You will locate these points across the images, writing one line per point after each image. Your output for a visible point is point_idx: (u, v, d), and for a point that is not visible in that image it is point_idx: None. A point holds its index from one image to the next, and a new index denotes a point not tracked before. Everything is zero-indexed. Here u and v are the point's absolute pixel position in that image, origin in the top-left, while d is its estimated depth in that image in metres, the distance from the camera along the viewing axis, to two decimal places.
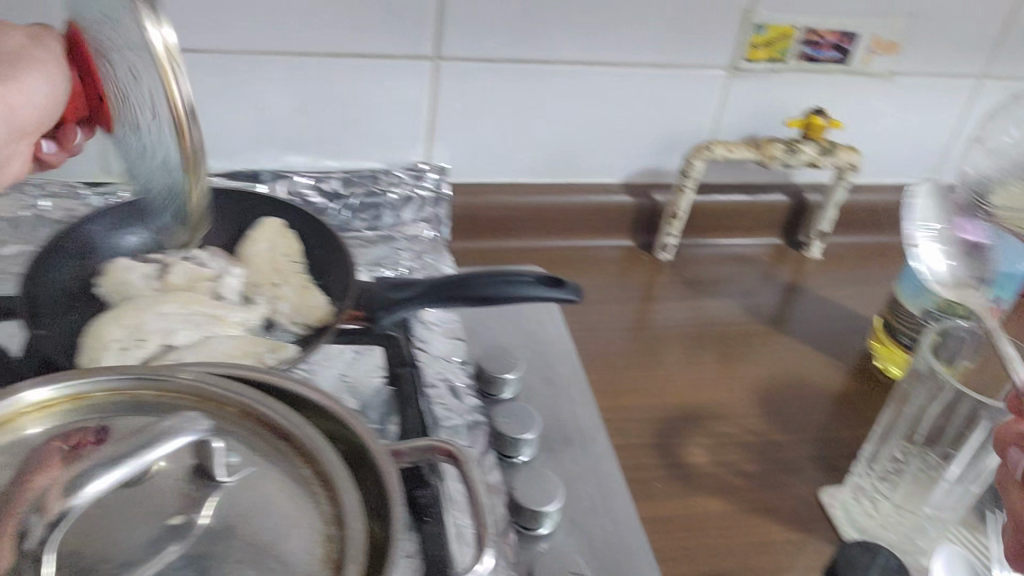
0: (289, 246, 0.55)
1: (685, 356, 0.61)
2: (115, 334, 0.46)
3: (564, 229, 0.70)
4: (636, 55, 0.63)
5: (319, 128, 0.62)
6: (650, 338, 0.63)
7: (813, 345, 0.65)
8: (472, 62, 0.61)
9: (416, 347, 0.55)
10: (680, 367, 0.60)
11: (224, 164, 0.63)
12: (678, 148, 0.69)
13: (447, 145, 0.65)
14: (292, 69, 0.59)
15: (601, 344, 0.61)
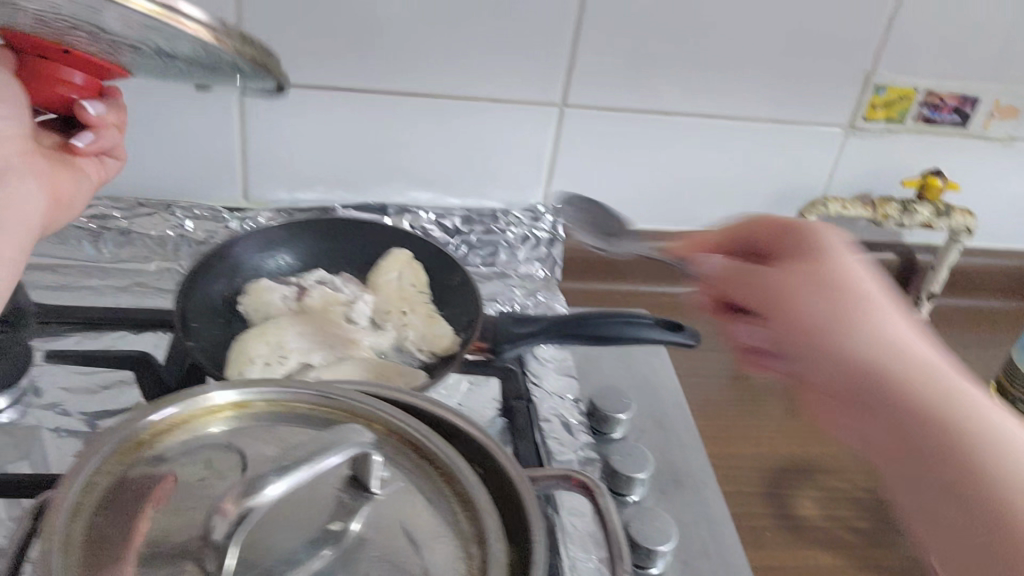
0: (416, 276, 0.57)
1: (791, 408, 0.62)
2: (259, 351, 0.49)
3: (671, 275, 0.71)
4: (755, 109, 0.65)
5: (444, 167, 0.65)
6: (756, 389, 0.63)
7: None
8: (596, 110, 0.63)
9: (529, 380, 0.56)
10: (787, 419, 0.61)
11: (352, 196, 0.66)
12: (788, 202, 0.70)
13: (564, 188, 0.67)
14: (425, 110, 0.62)
15: (706, 391, 0.62)
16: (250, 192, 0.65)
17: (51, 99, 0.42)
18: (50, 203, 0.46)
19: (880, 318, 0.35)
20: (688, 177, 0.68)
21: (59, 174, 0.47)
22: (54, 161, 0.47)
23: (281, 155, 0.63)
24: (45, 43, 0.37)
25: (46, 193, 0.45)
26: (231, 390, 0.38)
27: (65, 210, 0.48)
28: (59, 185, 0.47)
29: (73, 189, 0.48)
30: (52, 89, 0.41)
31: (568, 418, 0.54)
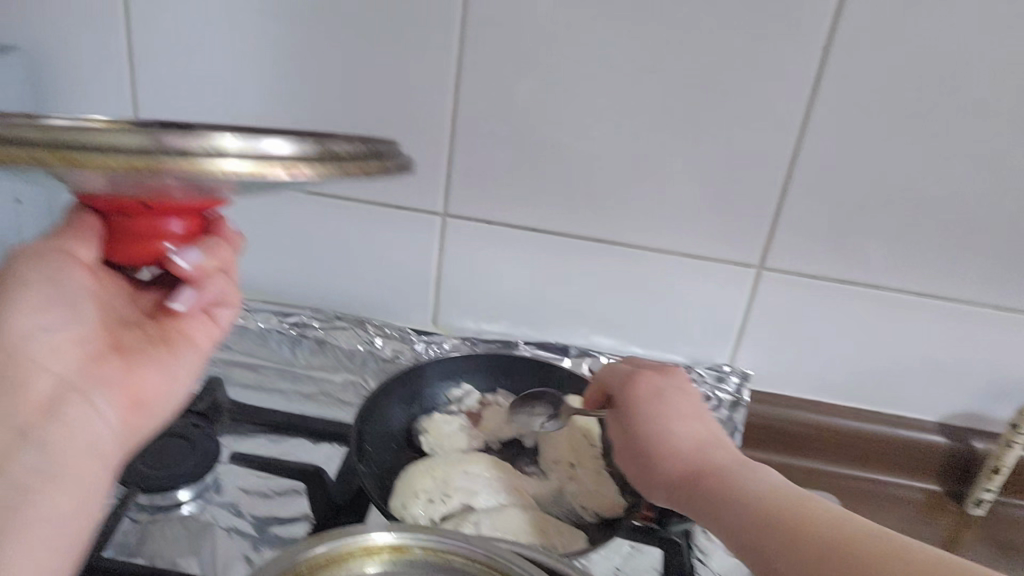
0: (587, 425, 0.56)
1: None
2: (425, 485, 0.49)
3: (863, 459, 0.65)
4: (976, 294, 0.60)
5: (631, 316, 0.64)
6: None
7: None
8: (798, 277, 0.61)
9: (697, 555, 0.53)
10: None
11: (536, 333, 0.66)
12: (1008, 397, 0.63)
13: (753, 352, 0.65)
14: (620, 258, 0.62)
15: None
16: (439, 318, 0.67)
17: (144, 257, 0.37)
18: (130, 404, 0.39)
19: (742, 476, 0.39)
20: (891, 359, 0.63)
21: (140, 368, 0.40)
22: (147, 342, 0.41)
23: (473, 287, 0.65)
24: (125, 203, 0.34)
25: (124, 394, 0.39)
26: (390, 531, 0.38)
27: (155, 410, 0.40)
28: (140, 380, 0.40)
29: (172, 370, 0.42)
30: (147, 246, 0.37)
31: None
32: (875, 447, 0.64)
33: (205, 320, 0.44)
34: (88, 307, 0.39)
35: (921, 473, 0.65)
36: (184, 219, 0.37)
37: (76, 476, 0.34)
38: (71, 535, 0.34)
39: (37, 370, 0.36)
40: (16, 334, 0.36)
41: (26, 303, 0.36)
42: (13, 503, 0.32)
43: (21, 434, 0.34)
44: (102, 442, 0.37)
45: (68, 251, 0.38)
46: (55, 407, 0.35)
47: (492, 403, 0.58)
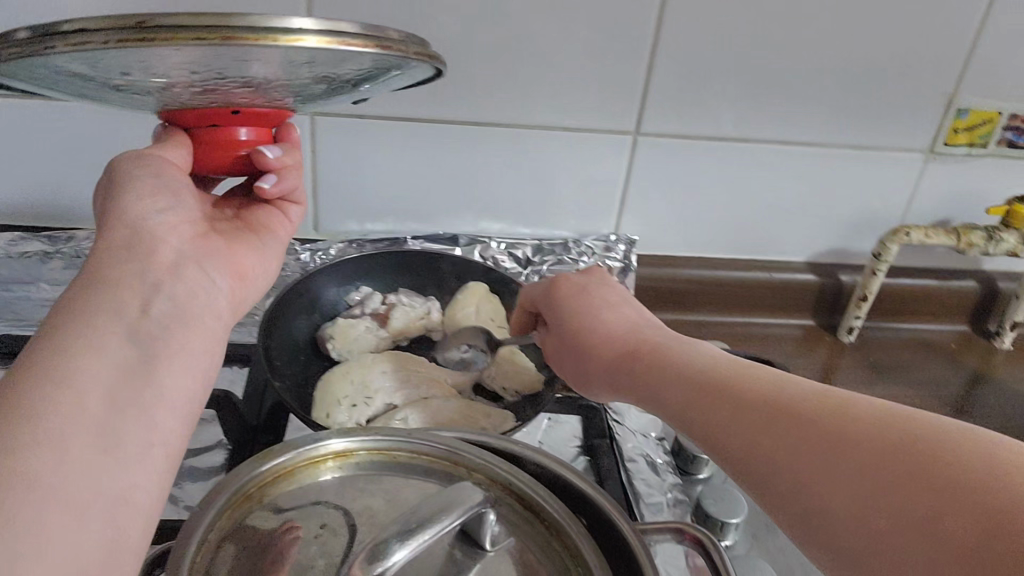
0: (494, 309, 0.56)
1: None
2: (346, 391, 0.48)
3: (745, 307, 0.69)
4: (834, 136, 0.63)
5: (517, 198, 0.64)
6: None
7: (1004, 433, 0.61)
8: (675, 139, 0.62)
9: (612, 417, 0.55)
10: None
11: (423, 226, 0.65)
12: (867, 230, 0.69)
13: (637, 219, 0.66)
14: (499, 142, 0.61)
15: None
16: (321, 224, 0.64)
17: (229, 161, 0.43)
18: (236, 276, 0.43)
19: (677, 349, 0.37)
20: (764, 208, 0.67)
21: (240, 248, 0.44)
22: (241, 232, 0.46)
23: (352, 187, 0.62)
24: (213, 109, 0.39)
25: (231, 268, 0.43)
26: (336, 437, 0.38)
27: (256, 284, 0.45)
28: (243, 256, 0.44)
29: (264, 252, 0.46)
30: (226, 152, 0.42)
31: (654, 456, 0.52)
32: (757, 294, 0.69)
33: (279, 218, 0.49)
34: (189, 199, 0.43)
35: (797, 311, 0.70)
36: (260, 131, 0.42)
37: (199, 328, 0.37)
38: (203, 374, 0.35)
39: (157, 242, 0.38)
40: (135, 213, 0.39)
41: (137, 191, 0.40)
42: (160, 343, 0.33)
43: (154, 291, 0.35)
44: (215, 311, 0.39)
45: (166, 158, 0.42)
46: (177, 274, 0.38)
47: (394, 301, 0.56)
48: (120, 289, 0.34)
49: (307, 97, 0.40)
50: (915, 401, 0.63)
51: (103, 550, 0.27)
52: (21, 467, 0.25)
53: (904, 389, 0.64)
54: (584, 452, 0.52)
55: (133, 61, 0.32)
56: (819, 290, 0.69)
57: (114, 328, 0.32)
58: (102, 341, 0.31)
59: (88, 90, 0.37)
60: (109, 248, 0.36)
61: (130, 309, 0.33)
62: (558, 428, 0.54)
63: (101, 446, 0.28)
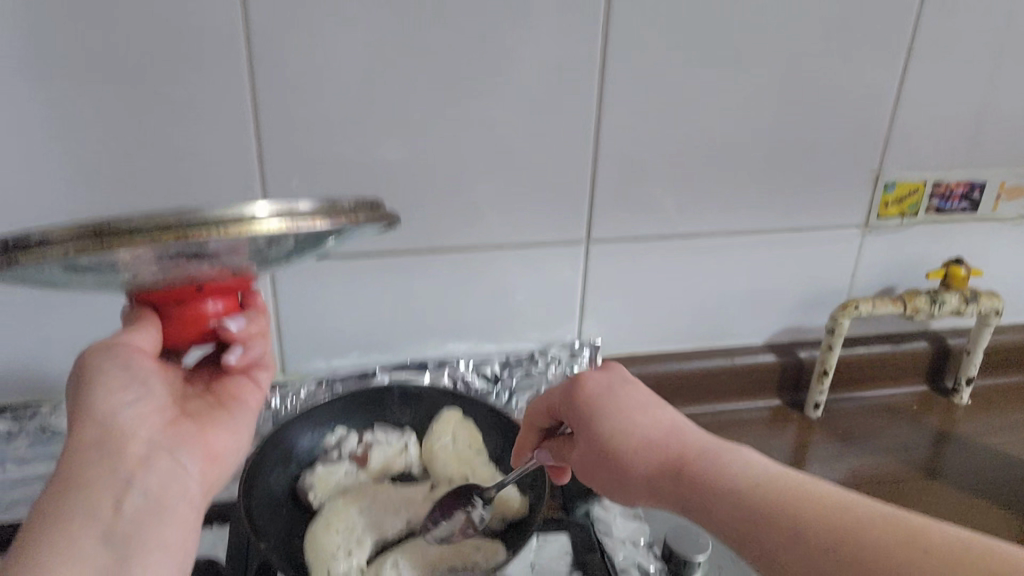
0: (470, 436, 0.57)
1: None
2: (334, 541, 0.48)
3: (713, 394, 0.71)
4: (776, 224, 0.66)
5: (480, 317, 0.65)
6: None
7: (975, 491, 0.62)
8: (625, 244, 0.64)
9: (599, 528, 0.55)
10: None
11: (388, 356, 0.66)
12: (818, 306, 0.71)
13: (597, 322, 0.68)
14: (456, 265, 0.62)
15: None
16: (287, 366, 0.64)
17: (198, 335, 0.43)
18: (208, 459, 0.44)
19: (722, 462, 0.38)
20: (719, 297, 0.69)
21: (212, 429, 0.45)
22: (211, 406, 0.47)
23: (315, 327, 0.63)
24: (176, 288, 0.40)
25: (202, 450, 0.44)
26: None
27: (227, 462, 0.45)
28: (214, 439, 0.45)
29: (234, 426, 0.47)
30: (194, 325, 0.43)
31: (646, 565, 0.53)
32: (722, 381, 0.70)
33: (251, 385, 0.50)
34: (155, 382, 0.44)
35: (763, 391, 0.72)
36: (228, 301, 0.43)
37: (173, 512, 0.40)
38: (177, 561, 0.39)
39: (130, 437, 0.40)
40: (108, 410, 0.40)
41: (106, 384, 0.41)
42: (133, 539, 0.37)
43: (128, 487, 0.39)
44: (191, 493, 0.42)
45: (131, 343, 0.43)
46: (151, 463, 0.40)
47: (370, 440, 0.56)
48: (94, 492, 0.37)
49: (277, 266, 0.43)
50: (888, 467, 0.65)
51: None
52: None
53: (875, 456, 0.66)
54: (576, 567, 0.51)
55: (96, 260, 0.33)
56: (781, 370, 0.71)
57: (90, 535, 0.36)
58: (77, 554, 0.35)
59: (51, 280, 0.38)
60: (84, 448, 0.39)
61: (102, 512, 0.37)
62: (547, 546, 0.53)
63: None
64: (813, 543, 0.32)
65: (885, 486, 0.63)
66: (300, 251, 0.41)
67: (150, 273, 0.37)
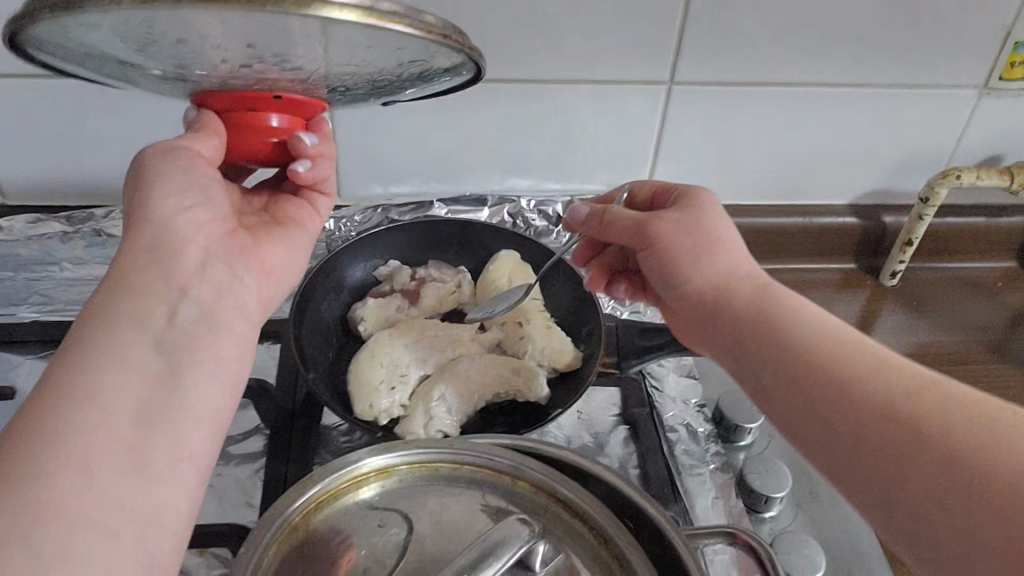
0: (528, 281, 0.55)
1: None
2: (378, 374, 0.48)
3: (781, 252, 0.68)
4: (882, 77, 0.59)
5: (545, 154, 0.62)
6: None
7: None
8: (710, 86, 0.58)
9: (651, 385, 0.54)
10: None
11: (448, 187, 0.63)
12: (911, 169, 0.66)
13: (669, 169, 0.64)
14: (525, 96, 0.58)
15: None
16: (343, 191, 0.62)
17: (263, 148, 0.38)
18: (262, 272, 0.40)
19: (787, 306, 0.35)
20: (804, 153, 0.64)
21: (268, 243, 0.42)
22: (268, 224, 0.44)
23: (374, 152, 0.60)
24: (248, 93, 0.35)
25: (256, 264, 0.40)
26: (374, 454, 0.38)
27: (284, 278, 0.42)
28: (273, 255, 0.42)
29: (294, 246, 0.44)
30: (257, 138, 0.37)
31: (694, 424, 0.51)
32: (792, 239, 0.67)
33: (307, 208, 0.47)
34: (216, 191, 0.39)
35: (836, 254, 0.68)
36: (296, 119, 0.38)
37: (227, 325, 0.36)
38: (232, 379, 0.34)
39: (184, 244, 0.36)
40: (161, 216, 0.36)
41: (160, 190, 0.37)
42: (186, 351, 0.32)
43: (180, 296, 0.34)
44: (246, 309, 0.38)
45: (191, 147, 0.37)
46: (205, 273, 0.36)
47: (424, 275, 0.56)
48: (145, 299, 0.32)
49: (350, 93, 0.38)
50: (956, 344, 0.62)
51: (134, 559, 0.27)
52: (48, 496, 0.25)
53: (945, 332, 0.63)
54: (622, 422, 0.51)
55: (173, 32, 0.28)
56: (860, 234, 0.67)
57: (140, 339, 0.31)
58: (125, 359, 0.30)
59: (116, 71, 0.35)
60: (134, 251, 0.34)
61: (156, 320, 0.32)
62: (596, 397, 0.53)
63: (124, 464, 0.28)
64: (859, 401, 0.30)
65: (949, 364, 0.60)
66: (369, 83, 0.37)
67: (217, 75, 0.33)
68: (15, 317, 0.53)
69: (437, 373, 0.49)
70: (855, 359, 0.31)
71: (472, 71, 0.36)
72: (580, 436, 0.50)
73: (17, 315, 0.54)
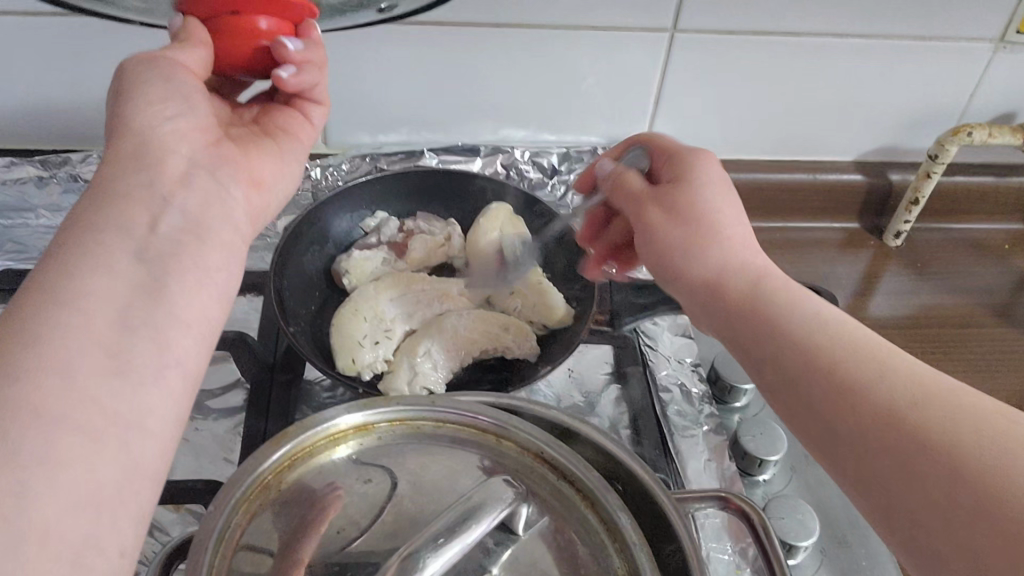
0: (519, 233, 0.53)
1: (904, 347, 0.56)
2: (362, 331, 0.47)
3: (784, 211, 0.66)
4: (894, 28, 0.57)
5: (541, 103, 0.60)
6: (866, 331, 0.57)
7: None
8: (714, 35, 0.56)
9: (645, 343, 0.52)
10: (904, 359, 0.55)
11: (439, 136, 0.61)
12: (921, 125, 0.64)
13: (670, 121, 0.62)
14: (520, 42, 0.55)
15: None
16: (330, 137, 0.60)
17: (252, 55, 0.35)
18: (253, 184, 0.36)
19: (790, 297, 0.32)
20: (810, 107, 0.62)
21: (258, 157, 0.38)
22: (260, 137, 0.39)
23: (363, 99, 0.58)
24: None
25: (246, 175, 0.36)
26: (353, 411, 0.36)
27: (274, 193, 0.38)
28: (262, 166, 0.37)
29: (287, 161, 0.40)
30: (246, 46, 0.34)
31: (688, 386, 0.50)
32: (795, 197, 0.65)
33: (302, 118, 0.42)
34: (200, 100, 0.35)
35: (839, 213, 0.66)
36: (284, 21, 0.34)
37: (216, 236, 0.32)
38: (222, 291, 0.31)
39: (168, 151, 0.32)
40: (143, 122, 0.32)
41: (143, 96, 0.33)
42: (170, 259, 0.29)
43: (163, 203, 0.30)
44: (237, 221, 0.34)
45: (178, 59, 0.34)
46: (191, 183, 0.32)
47: (413, 227, 0.54)
48: (127, 205, 0.29)
49: None
50: (960, 306, 0.60)
51: (120, 469, 0.24)
52: (23, 397, 0.23)
53: (948, 294, 0.61)
54: (614, 381, 0.50)
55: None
56: (865, 192, 0.65)
57: (120, 246, 0.28)
58: (105, 262, 0.27)
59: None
60: (117, 160, 0.31)
61: (137, 225, 0.29)
62: (589, 355, 0.51)
63: (107, 372, 0.25)
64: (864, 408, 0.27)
65: (952, 328, 0.58)
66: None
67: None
68: None
69: (422, 330, 0.48)
70: (853, 354, 0.29)
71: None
72: (570, 395, 0.49)
73: None
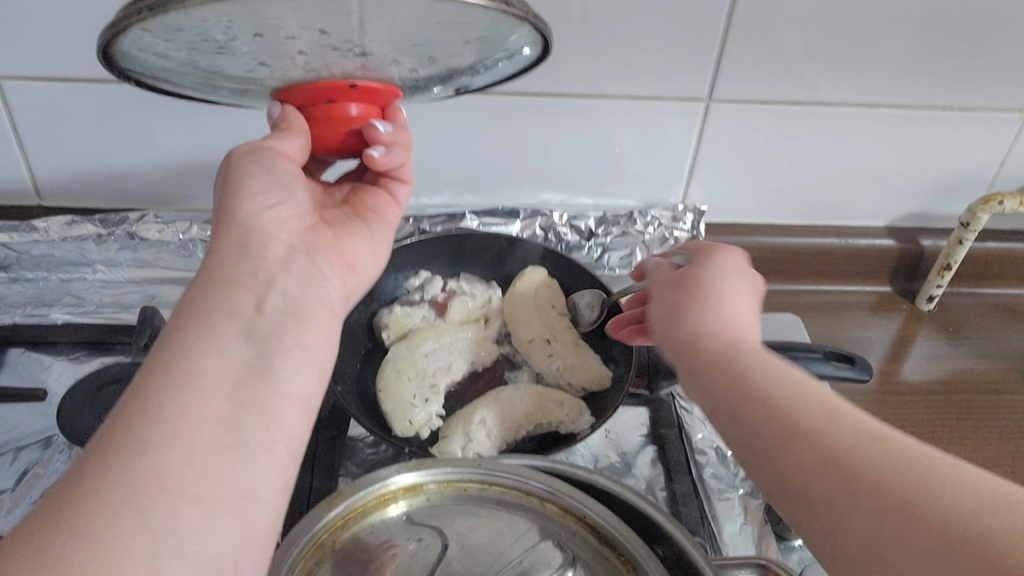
0: (551, 294, 0.55)
1: (936, 413, 0.57)
2: (408, 389, 0.48)
3: (815, 273, 0.67)
4: (923, 100, 0.58)
5: (580, 168, 0.61)
6: (897, 395, 0.58)
7: None
8: (748, 105, 0.58)
9: (680, 405, 0.53)
10: (936, 423, 0.56)
11: (480, 199, 0.63)
12: (953, 191, 0.65)
13: (704, 188, 0.63)
14: (557, 111, 0.57)
15: (854, 395, 0.58)
16: None
17: (344, 137, 0.37)
18: (345, 266, 0.38)
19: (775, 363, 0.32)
20: (842, 174, 0.63)
21: (349, 237, 0.39)
22: (351, 218, 0.41)
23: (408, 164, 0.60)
24: (325, 82, 0.35)
25: (339, 257, 0.38)
26: (404, 473, 0.37)
27: (366, 275, 0.39)
28: (351, 246, 0.39)
29: (374, 237, 0.41)
30: (339, 129, 0.37)
31: (724, 448, 0.50)
32: (829, 260, 0.66)
33: (390, 198, 0.45)
34: (298, 188, 0.38)
35: (870, 277, 0.67)
36: (372, 107, 0.37)
37: (315, 318, 0.34)
38: (323, 369, 0.32)
39: (268, 238, 0.35)
40: (247, 214, 0.35)
41: (246, 189, 0.36)
42: (276, 339, 0.31)
43: (266, 287, 0.32)
44: (333, 303, 0.36)
45: (277, 148, 0.37)
46: (290, 268, 0.34)
47: (454, 289, 0.57)
48: (234, 291, 0.31)
49: (418, 70, 0.37)
50: (995, 372, 0.61)
51: (237, 533, 0.26)
52: (152, 470, 0.25)
53: (980, 359, 0.62)
54: (650, 443, 0.50)
55: (207, 23, 0.29)
56: (896, 256, 0.66)
57: (229, 326, 0.30)
58: (218, 345, 0.29)
59: (199, 82, 0.36)
60: (223, 247, 0.33)
61: (244, 310, 0.31)
62: (625, 417, 0.52)
63: (224, 444, 0.27)
64: (822, 454, 0.28)
65: (984, 393, 0.59)
66: (424, 57, 0.35)
67: (293, 69, 0.34)
68: (47, 318, 0.55)
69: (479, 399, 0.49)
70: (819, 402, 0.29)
71: (542, 40, 0.34)
72: (607, 456, 0.50)
73: (50, 316, 0.55)
